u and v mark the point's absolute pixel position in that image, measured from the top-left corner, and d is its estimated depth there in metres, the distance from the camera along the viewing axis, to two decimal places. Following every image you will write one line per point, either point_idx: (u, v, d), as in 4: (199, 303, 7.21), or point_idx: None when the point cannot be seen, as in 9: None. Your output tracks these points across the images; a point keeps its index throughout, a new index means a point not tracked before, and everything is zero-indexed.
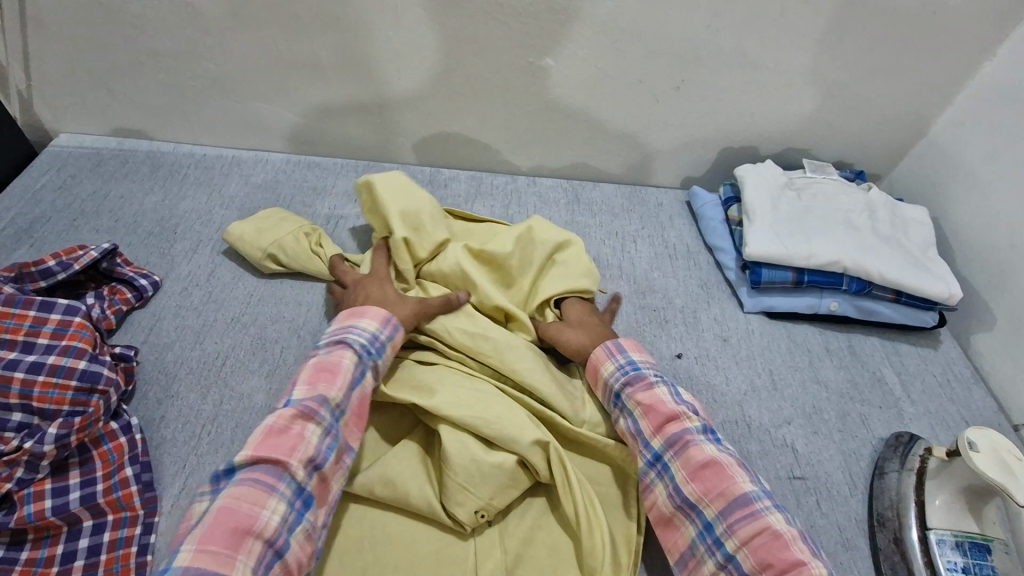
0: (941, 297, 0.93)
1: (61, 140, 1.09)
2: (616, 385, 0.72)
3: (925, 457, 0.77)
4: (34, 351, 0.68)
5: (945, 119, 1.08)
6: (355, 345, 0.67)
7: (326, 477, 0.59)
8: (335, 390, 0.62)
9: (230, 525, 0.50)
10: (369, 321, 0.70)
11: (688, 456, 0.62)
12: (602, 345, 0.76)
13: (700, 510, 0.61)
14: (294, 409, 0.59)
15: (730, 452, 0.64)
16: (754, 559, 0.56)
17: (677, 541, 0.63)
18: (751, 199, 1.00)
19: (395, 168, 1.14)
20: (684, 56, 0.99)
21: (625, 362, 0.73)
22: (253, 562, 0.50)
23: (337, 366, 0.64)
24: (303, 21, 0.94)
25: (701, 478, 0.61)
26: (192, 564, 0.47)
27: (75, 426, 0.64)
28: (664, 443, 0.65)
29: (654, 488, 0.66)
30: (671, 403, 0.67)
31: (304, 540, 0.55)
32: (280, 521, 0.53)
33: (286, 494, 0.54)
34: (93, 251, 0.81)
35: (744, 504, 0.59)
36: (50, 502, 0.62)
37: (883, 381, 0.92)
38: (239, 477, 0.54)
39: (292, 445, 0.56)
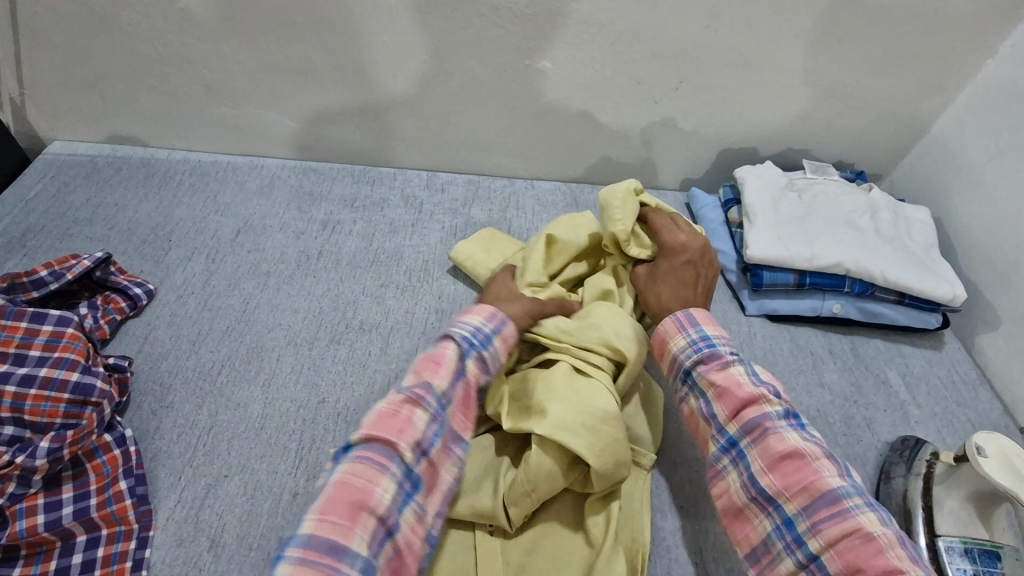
0: (945, 298, 0.92)
1: (55, 148, 1.08)
2: (687, 363, 0.70)
3: (931, 462, 0.75)
4: (26, 364, 0.67)
5: (945, 119, 1.08)
6: (457, 336, 0.64)
7: (435, 464, 0.57)
8: (440, 377, 0.59)
9: (348, 498, 0.49)
10: (474, 314, 0.67)
11: (767, 446, 0.60)
12: (673, 317, 0.74)
13: (779, 505, 0.59)
14: (402, 394, 0.56)
15: (814, 440, 0.61)
16: (841, 562, 0.54)
17: (750, 534, 0.61)
18: (751, 200, 0.99)
19: (392, 173, 1.13)
20: (682, 57, 0.98)
21: (697, 338, 0.71)
22: (369, 538, 0.49)
23: (439, 355, 0.61)
24: (297, 26, 0.93)
25: (782, 470, 0.59)
26: (315, 532, 0.47)
27: (68, 439, 0.63)
28: (741, 430, 0.63)
29: (727, 475, 0.64)
30: (749, 386, 0.64)
31: (414, 523, 0.54)
32: (391, 500, 0.51)
33: (396, 474, 0.52)
34: (86, 260, 0.80)
35: (831, 502, 0.56)
36: (42, 517, 0.61)
37: (887, 384, 0.90)
38: (354, 454, 0.52)
39: (401, 427, 0.54)
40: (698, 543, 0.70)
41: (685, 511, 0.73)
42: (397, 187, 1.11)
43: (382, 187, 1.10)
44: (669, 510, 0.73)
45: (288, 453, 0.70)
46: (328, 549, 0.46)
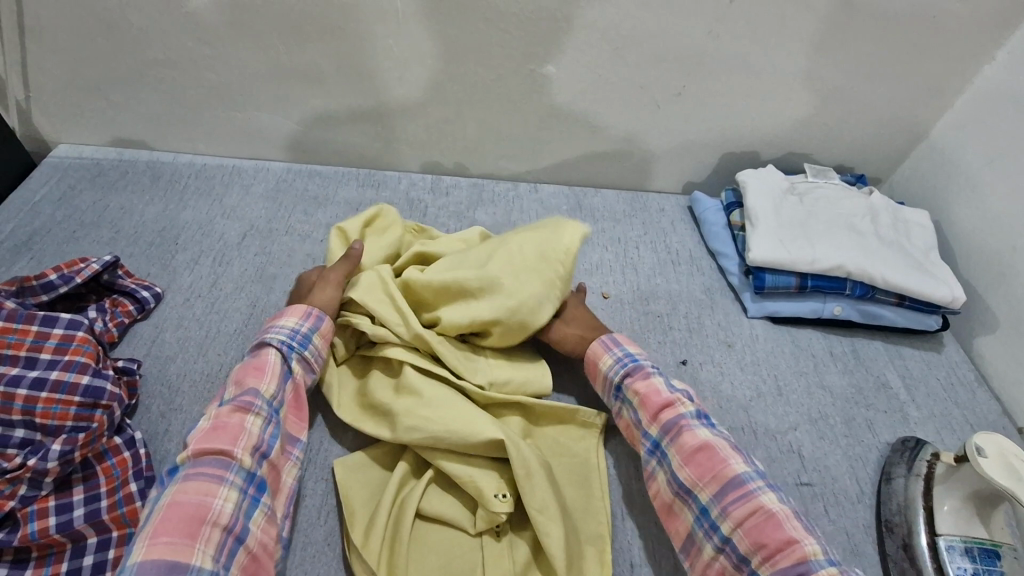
0: (944, 301, 0.94)
1: (61, 151, 1.08)
2: (614, 378, 0.74)
3: (931, 462, 0.77)
4: (37, 366, 0.67)
5: (944, 123, 1.09)
6: (275, 342, 0.68)
7: (273, 465, 0.61)
8: (265, 383, 0.64)
9: (182, 515, 0.52)
10: (288, 317, 0.71)
11: (681, 442, 0.65)
12: (601, 338, 0.78)
13: (696, 495, 0.62)
14: (231, 403, 0.61)
15: (724, 435, 0.66)
16: (748, 540, 0.57)
17: (679, 528, 0.64)
18: (753, 204, 1.00)
19: (396, 176, 1.14)
20: (684, 62, 0.99)
21: (621, 354, 0.75)
22: (214, 549, 0.52)
23: (262, 363, 0.66)
24: (303, 31, 0.94)
25: (695, 462, 0.63)
26: (150, 555, 0.50)
27: (79, 442, 0.63)
28: (661, 431, 0.67)
29: (657, 476, 0.67)
30: (666, 392, 0.69)
31: (265, 525, 0.58)
32: (235, 508, 0.55)
33: (236, 482, 0.56)
34: (94, 263, 0.80)
35: (737, 486, 0.60)
36: (54, 519, 0.61)
37: (887, 385, 0.91)
38: (183, 472, 0.56)
39: (234, 434, 0.58)
40: None
41: None
42: (400, 190, 1.12)
43: (386, 190, 1.11)
44: None
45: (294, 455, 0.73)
46: (167, 568, 0.49)
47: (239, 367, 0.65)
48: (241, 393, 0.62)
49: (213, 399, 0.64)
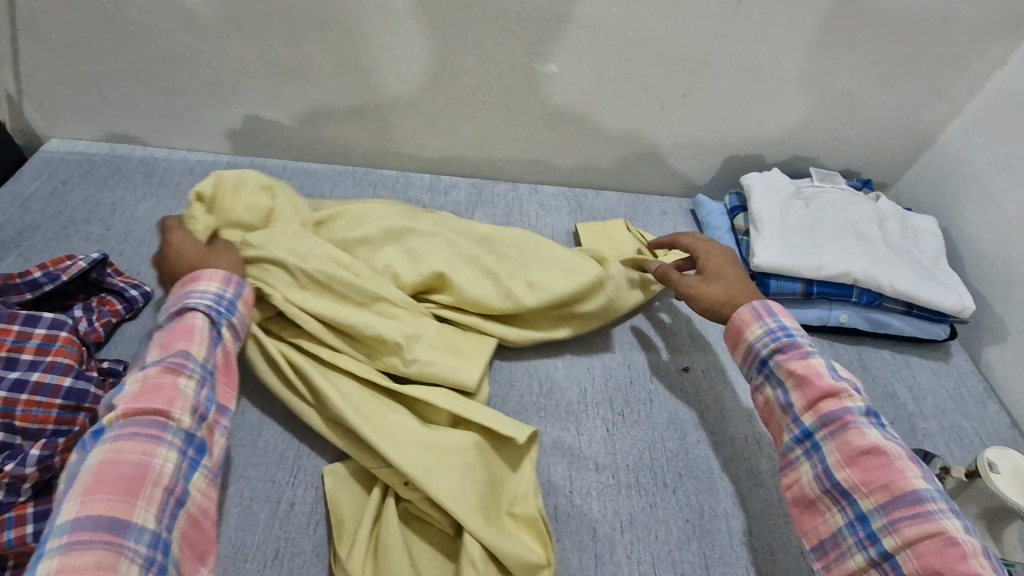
0: (953, 310, 0.91)
1: (52, 146, 1.06)
2: (763, 351, 0.69)
3: (942, 476, 0.74)
4: (18, 367, 0.64)
5: (953, 128, 1.07)
6: (204, 308, 0.64)
7: (212, 427, 0.59)
8: (196, 345, 0.61)
9: (119, 474, 0.50)
10: (207, 282, 0.66)
11: (848, 441, 0.61)
12: (749, 304, 0.72)
13: (855, 500, 0.60)
14: (159, 366, 0.58)
15: (897, 439, 0.61)
16: (916, 563, 0.54)
17: (820, 525, 0.63)
18: (758, 208, 0.97)
19: (394, 175, 1.12)
20: (689, 63, 0.97)
21: (774, 327, 0.70)
22: (156, 510, 0.50)
23: (194, 327, 0.62)
24: (300, 26, 0.92)
25: (860, 467, 0.60)
26: (84, 514, 0.47)
27: (59, 447, 0.61)
28: (819, 422, 0.63)
29: (799, 467, 0.65)
30: (829, 380, 0.64)
31: (204, 489, 0.56)
32: (176, 468, 0.53)
33: (175, 443, 0.54)
34: (82, 261, 0.78)
35: (911, 501, 0.57)
36: (31, 527, 0.59)
37: (895, 396, 0.89)
38: (112, 434, 0.53)
39: (169, 396, 0.56)
40: (704, 557, 0.70)
41: (691, 525, 0.72)
42: (398, 190, 1.10)
43: (384, 190, 1.09)
44: (676, 522, 0.72)
45: (285, 462, 0.71)
46: (105, 526, 0.47)
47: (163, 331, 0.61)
48: (170, 355, 0.58)
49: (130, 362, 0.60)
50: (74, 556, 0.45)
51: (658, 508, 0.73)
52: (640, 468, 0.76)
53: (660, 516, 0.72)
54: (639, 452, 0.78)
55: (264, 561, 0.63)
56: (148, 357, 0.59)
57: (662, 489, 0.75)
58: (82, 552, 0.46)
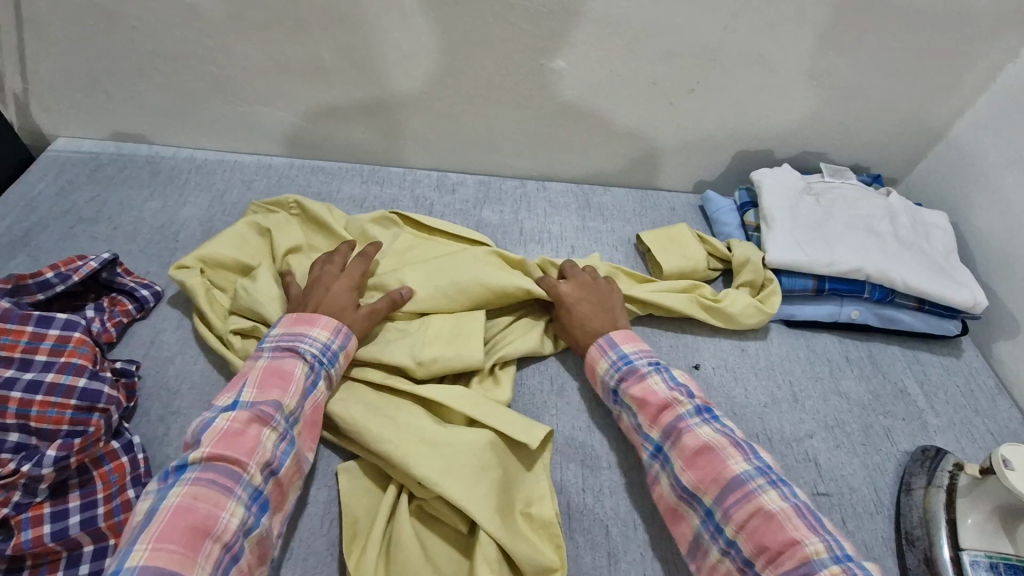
0: (966, 306, 0.91)
1: (59, 145, 1.06)
2: (611, 382, 0.75)
3: (954, 473, 0.74)
4: (32, 369, 0.64)
5: (964, 122, 1.06)
6: (306, 355, 0.67)
7: (281, 482, 0.60)
8: (289, 396, 0.63)
9: (188, 525, 0.51)
10: (320, 330, 0.70)
11: (683, 445, 0.65)
12: (597, 341, 0.78)
13: (700, 498, 0.63)
14: (250, 411, 0.60)
15: (727, 431, 0.66)
16: (752, 543, 0.58)
17: (685, 530, 0.65)
18: (770, 204, 0.97)
19: (401, 173, 1.12)
20: (699, 58, 0.97)
21: (616, 357, 0.75)
22: (210, 567, 0.51)
23: (290, 374, 0.65)
24: (307, 23, 0.92)
25: (696, 465, 0.64)
26: (150, 563, 0.48)
27: (75, 447, 0.61)
28: (662, 434, 0.68)
29: (660, 479, 0.68)
30: (663, 392, 0.70)
31: (257, 546, 0.57)
32: (238, 525, 0.54)
33: (243, 497, 0.55)
34: (92, 261, 0.78)
35: (737, 487, 0.61)
36: (48, 527, 0.59)
37: (905, 392, 0.89)
38: (193, 474, 0.55)
39: (251, 446, 0.58)
40: None
41: None
42: (406, 188, 1.09)
43: (391, 188, 1.09)
44: None
45: None
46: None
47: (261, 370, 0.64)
48: (262, 401, 0.60)
49: (226, 392, 0.62)
50: None
51: None
52: None
53: None
54: None
55: (279, 562, 0.64)
56: (242, 395, 0.61)
57: None
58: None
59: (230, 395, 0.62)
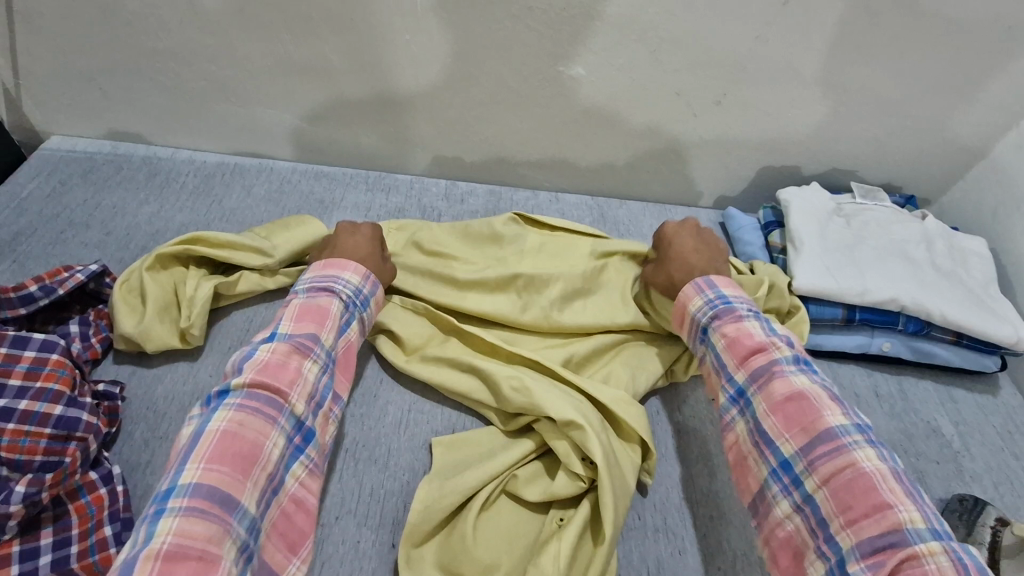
0: (1007, 342, 0.85)
1: (53, 143, 1.01)
2: (703, 320, 0.71)
3: (997, 529, 0.68)
4: (4, 395, 0.59)
5: (1007, 143, 0.99)
6: (339, 296, 0.69)
7: (319, 417, 0.62)
8: (325, 331, 0.65)
9: (237, 449, 0.52)
10: (350, 275, 0.71)
11: (773, 390, 0.62)
12: (692, 282, 0.75)
13: (778, 447, 0.60)
14: (289, 344, 0.61)
15: (824, 385, 0.63)
16: (835, 502, 0.55)
17: (751, 483, 0.63)
18: (798, 226, 0.91)
19: (408, 180, 1.07)
20: (727, 68, 0.91)
21: (715, 297, 0.72)
22: (259, 493, 0.53)
23: (325, 312, 0.66)
24: (313, 22, 0.87)
25: (785, 411, 0.60)
26: (204, 481, 0.49)
27: (47, 482, 0.56)
28: (749, 377, 0.64)
29: (736, 425, 0.65)
30: (762, 337, 0.67)
31: (303, 478, 0.58)
32: (280, 454, 0.56)
33: (285, 428, 0.57)
34: (79, 273, 0.73)
35: (828, 440, 0.57)
36: (17, 568, 0.55)
37: (939, 432, 0.83)
38: (236, 401, 0.55)
39: (291, 378, 0.59)
40: None
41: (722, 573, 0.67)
42: (412, 196, 1.04)
43: (397, 196, 1.04)
44: (707, 567, 0.67)
45: None
46: (218, 499, 0.49)
47: (300, 307, 0.65)
48: (301, 335, 0.62)
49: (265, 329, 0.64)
50: (190, 523, 0.47)
51: (685, 554, 0.68)
52: (667, 507, 0.71)
53: (688, 563, 0.67)
54: (666, 491, 0.73)
55: None
56: (281, 330, 0.63)
57: (691, 533, 0.70)
58: (198, 521, 0.47)
59: (266, 332, 0.63)
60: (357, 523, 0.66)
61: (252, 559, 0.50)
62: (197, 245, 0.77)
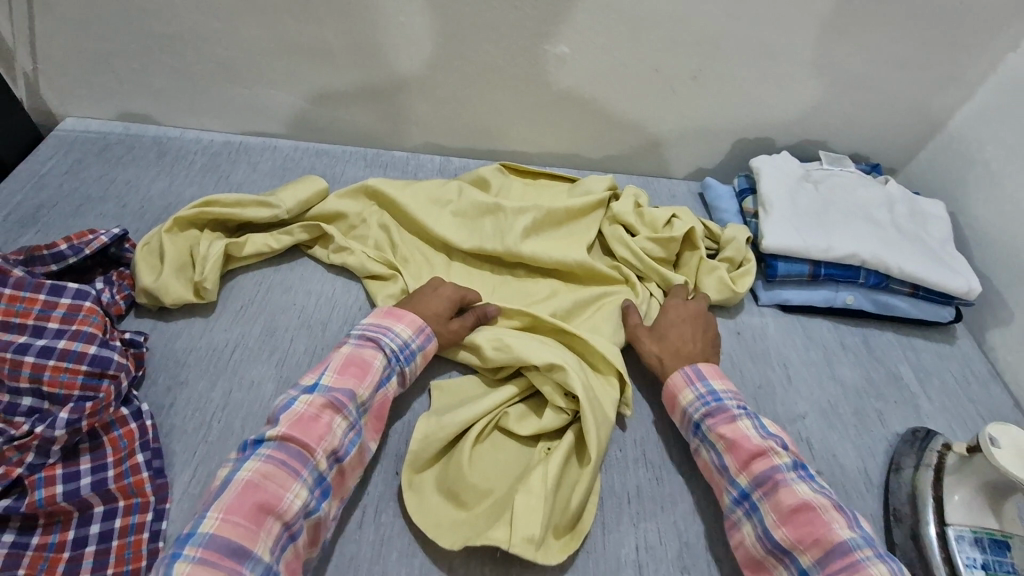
0: (960, 293, 0.92)
1: (67, 124, 1.07)
2: (695, 416, 0.73)
3: (943, 453, 0.75)
4: (44, 336, 0.65)
5: (964, 113, 1.07)
6: (385, 349, 0.71)
7: (344, 470, 0.64)
8: (364, 386, 0.67)
9: (255, 501, 0.55)
10: (403, 327, 0.73)
11: (779, 499, 0.63)
12: (681, 369, 0.77)
13: (795, 557, 0.61)
14: (326, 397, 0.64)
15: (826, 492, 0.64)
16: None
17: None
18: (768, 190, 0.98)
19: (404, 157, 1.13)
20: (700, 45, 0.98)
21: (704, 391, 0.74)
22: (271, 542, 0.55)
23: (369, 365, 0.68)
24: (315, 6, 0.93)
25: (795, 523, 0.62)
26: (219, 532, 0.53)
27: (86, 411, 0.63)
28: (752, 482, 0.66)
29: (742, 527, 0.66)
30: (756, 440, 0.68)
31: (318, 526, 0.60)
32: (302, 505, 0.58)
33: (308, 480, 0.59)
34: (103, 236, 0.79)
35: (843, 554, 0.58)
36: (61, 487, 0.61)
37: (898, 377, 0.91)
38: (267, 451, 0.59)
39: (321, 433, 0.61)
40: (709, 529, 0.71)
41: (696, 498, 0.74)
42: (409, 171, 1.11)
43: (395, 171, 1.10)
44: (683, 491, 0.74)
45: None
46: (230, 551, 0.52)
47: (343, 358, 0.68)
48: (339, 390, 0.64)
49: (313, 369, 0.67)
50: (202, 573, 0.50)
51: (663, 480, 0.75)
52: (646, 442, 0.78)
53: (665, 489, 0.74)
54: (645, 428, 0.80)
55: None
56: (323, 381, 0.65)
57: (668, 463, 0.77)
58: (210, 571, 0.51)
59: (312, 375, 0.66)
60: None
61: None
62: (213, 206, 0.85)
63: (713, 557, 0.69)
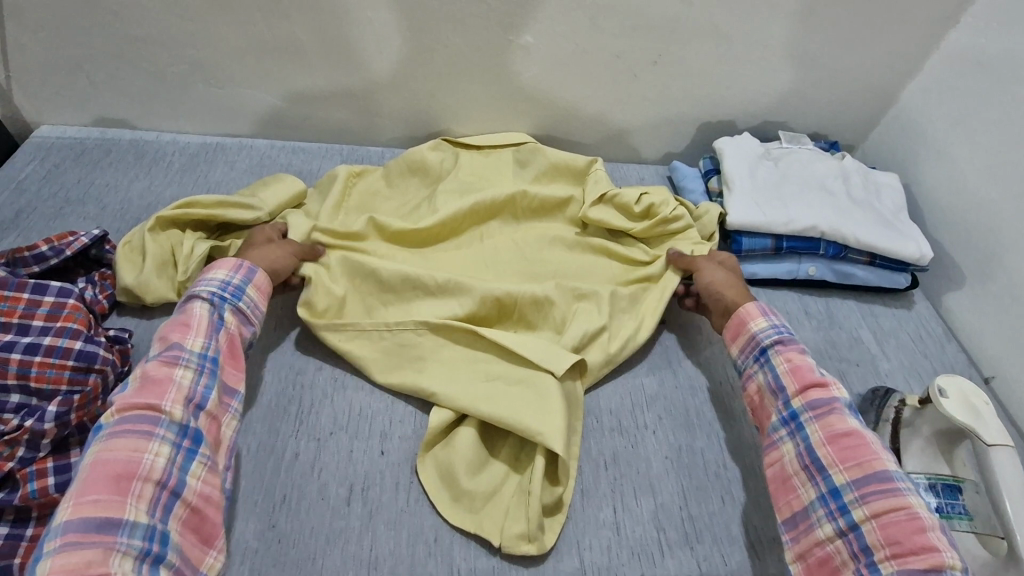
0: (912, 258, 0.97)
1: (42, 132, 1.08)
2: (764, 340, 0.75)
3: (899, 406, 0.80)
4: (30, 333, 0.68)
5: (913, 89, 1.12)
6: (205, 294, 0.70)
7: (210, 416, 0.64)
8: (192, 336, 0.66)
9: (110, 474, 0.55)
10: (218, 269, 0.73)
11: (832, 422, 0.67)
12: (756, 302, 0.80)
13: (829, 476, 0.65)
14: (157, 359, 0.63)
15: (871, 433, 0.68)
16: (880, 533, 0.60)
17: (793, 500, 0.67)
18: (730, 169, 1.02)
19: (379, 151, 1.16)
20: (659, 31, 1.01)
21: (775, 324, 0.77)
22: (147, 504, 0.56)
23: (189, 317, 0.68)
24: (283, 5, 0.95)
25: (840, 445, 0.66)
26: (75, 516, 0.52)
27: (75, 404, 0.65)
28: (807, 405, 0.69)
29: (782, 445, 0.70)
30: (819, 373, 0.72)
31: (206, 477, 0.61)
32: (167, 462, 0.58)
33: (168, 436, 0.59)
34: (83, 237, 0.81)
35: (884, 480, 0.62)
36: (53, 479, 0.63)
37: (859, 340, 0.95)
38: (109, 429, 0.58)
39: (163, 390, 0.61)
40: (684, 489, 0.75)
41: (670, 461, 0.77)
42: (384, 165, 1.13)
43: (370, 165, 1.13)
44: (657, 454, 0.78)
45: (288, 417, 0.75)
46: (95, 526, 0.52)
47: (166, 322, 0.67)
48: (165, 348, 0.64)
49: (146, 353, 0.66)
50: (69, 555, 0.50)
51: (639, 444, 0.79)
52: (621, 411, 0.81)
53: (639, 452, 0.78)
54: (620, 398, 0.83)
55: (272, 506, 0.68)
56: (149, 352, 0.64)
57: (642, 429, 0.80)
58: (76, 551, 0.51)
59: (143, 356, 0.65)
60: (348, 437, 0.75)
61: (162, 558, 0.55)
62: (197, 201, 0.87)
63: (688, 514, 0.73)
